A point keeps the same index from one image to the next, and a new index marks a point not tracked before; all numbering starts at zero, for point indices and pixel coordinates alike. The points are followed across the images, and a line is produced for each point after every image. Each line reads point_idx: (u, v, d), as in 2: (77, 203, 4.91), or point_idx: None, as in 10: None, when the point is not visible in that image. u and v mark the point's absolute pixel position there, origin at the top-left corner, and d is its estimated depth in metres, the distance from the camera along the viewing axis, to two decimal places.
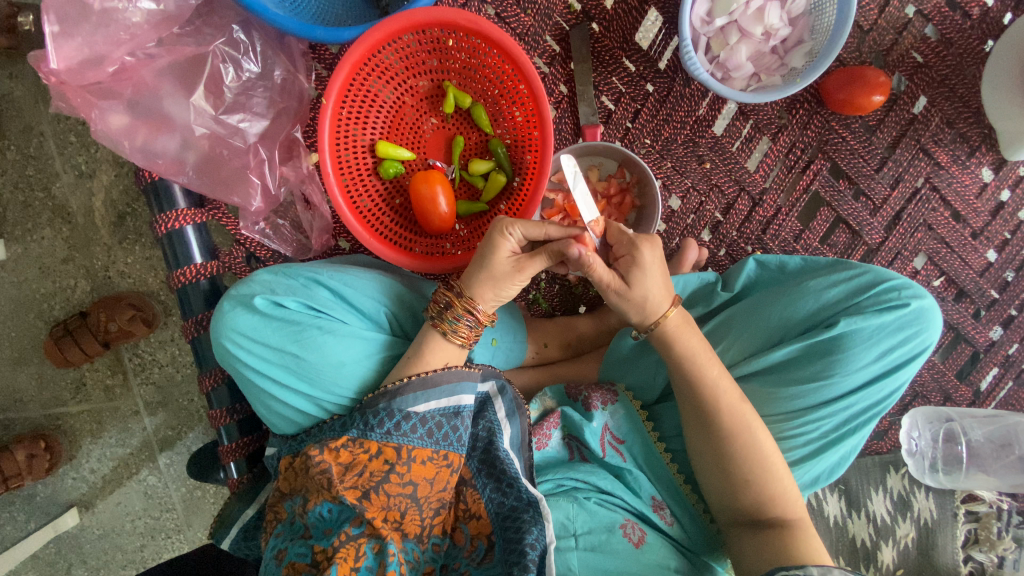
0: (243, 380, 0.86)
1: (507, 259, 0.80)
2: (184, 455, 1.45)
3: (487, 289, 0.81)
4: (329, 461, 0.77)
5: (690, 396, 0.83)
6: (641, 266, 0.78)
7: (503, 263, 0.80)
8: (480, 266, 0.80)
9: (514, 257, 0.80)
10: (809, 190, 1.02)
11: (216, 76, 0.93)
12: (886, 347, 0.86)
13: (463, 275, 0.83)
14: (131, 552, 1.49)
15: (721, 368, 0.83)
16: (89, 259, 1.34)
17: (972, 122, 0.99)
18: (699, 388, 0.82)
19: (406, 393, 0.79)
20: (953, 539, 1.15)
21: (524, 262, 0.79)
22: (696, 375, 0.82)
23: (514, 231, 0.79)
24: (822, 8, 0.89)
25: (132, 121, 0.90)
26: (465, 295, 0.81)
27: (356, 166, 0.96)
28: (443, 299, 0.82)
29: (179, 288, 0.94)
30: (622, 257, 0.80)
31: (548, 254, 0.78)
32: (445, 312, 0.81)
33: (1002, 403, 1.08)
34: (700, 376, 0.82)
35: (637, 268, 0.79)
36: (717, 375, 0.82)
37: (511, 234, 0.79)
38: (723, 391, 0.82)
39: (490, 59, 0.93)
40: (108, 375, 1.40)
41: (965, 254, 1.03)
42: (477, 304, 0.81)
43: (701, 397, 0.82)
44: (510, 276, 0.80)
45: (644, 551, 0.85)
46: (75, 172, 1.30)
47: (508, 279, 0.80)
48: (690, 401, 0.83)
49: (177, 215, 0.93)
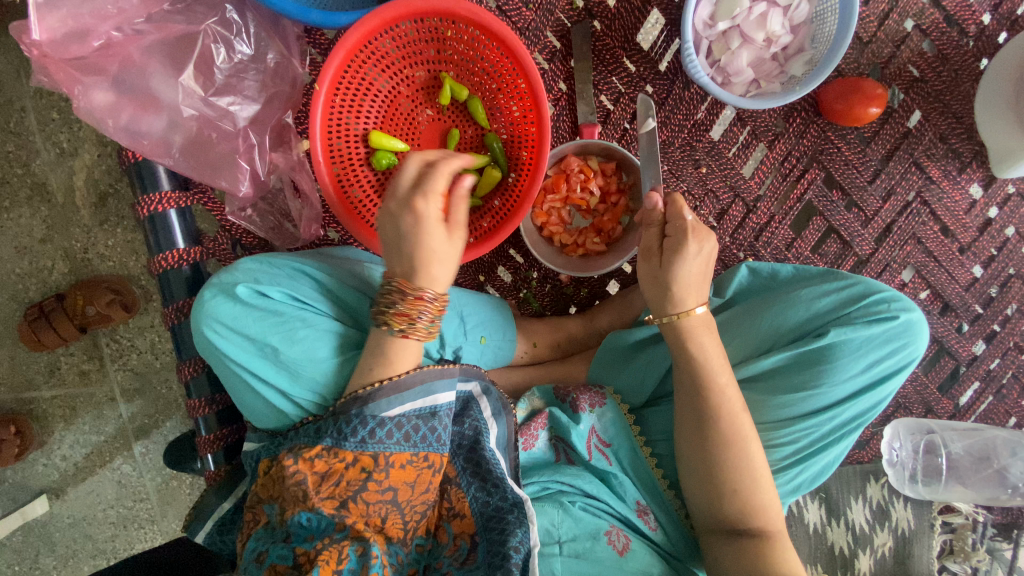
0: (221, 372, 0.83)
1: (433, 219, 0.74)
2: (160, 444, 1.42)
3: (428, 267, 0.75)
4: (304, 471, 0.74)
5: (694, 398, 0.83)
6: (682, 257, 0.81)
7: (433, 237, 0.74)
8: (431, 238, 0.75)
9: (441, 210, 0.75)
10: (803, 200, 1.03)
11: (207, 55, 0.90)
12: (873, 359, 0.86)
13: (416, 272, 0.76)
14: (102, 542, 1.45)
15: (729, 377, 0.83)
16: (68, 240, 1.30)
17: (964, 138, 1.00)
18: (705, 392, 0.82)
19: (379, 398, 0.76)
20: (928, 548, 1.17)
21: (452, 224, 0.76)
22: (705, 377, 0.82)
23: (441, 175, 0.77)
24: (823, 17, 0.89)
25: (117, 98, 0.86)
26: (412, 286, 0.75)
27: (349, 155, 0.94)
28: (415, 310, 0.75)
29: (159, 273, 0.93)
30: (668, 239, 0.82)
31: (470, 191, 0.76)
32: (399, 310, 0.75)
33: (980, 416, 1.09)
34: (708, 380, 0.82)
35: (681, 254, 0.81)
36: (725, 381, 0.82)
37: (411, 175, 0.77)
38: (729, 398, 0.82)
39: (488, 49, 0.91)
40: (84, 359, 1.36)
41: (952, 268, 1.05)
42: (428, 287, 0.75)
43: (707, 402, 0.82)
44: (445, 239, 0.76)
45: (626, 560, 0.84)
46: (56, 150, 1.26)
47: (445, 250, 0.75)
48: (693, 403, 0.83)
49: (160, 198, 0.91)
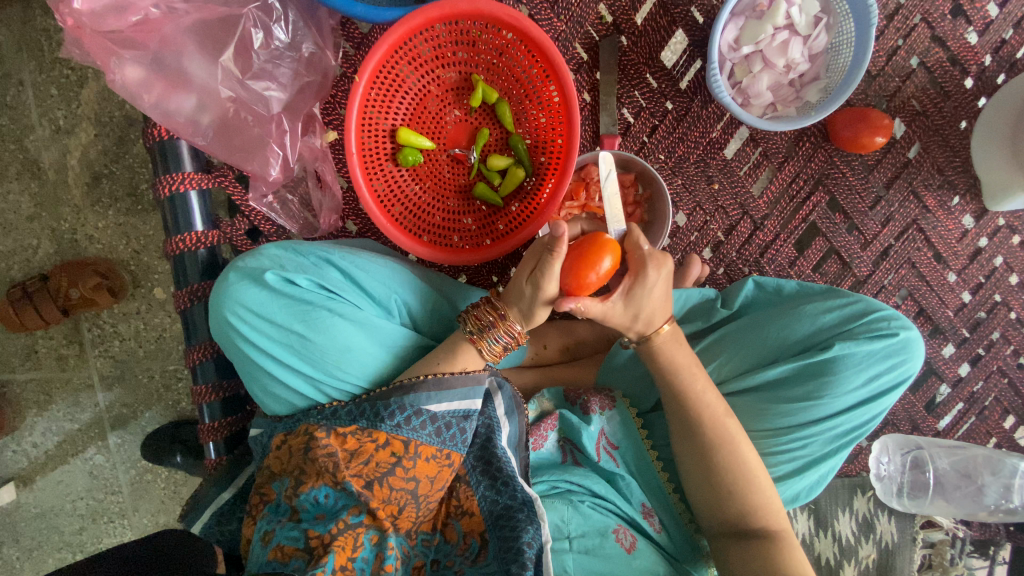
0: (239, 357, 0.84)
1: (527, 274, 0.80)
2: (137, 436, 1.37)
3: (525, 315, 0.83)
4: (335, 446, 0.75)
5: (678, 407, 0.85)
6: (647, 285, 0.78)
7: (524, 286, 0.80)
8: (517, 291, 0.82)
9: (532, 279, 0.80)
10: (807, 220, 1.07)
11: (246, 40, 0.89)
12: (872, 373, 0.90)
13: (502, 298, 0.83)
14: (68, 535, 1.40)
15: (706, 383, 0.86)
16: (56, 220, 1.26)
17: (960, 171, 1.06)
18: (684, 402, 0.85)
19: (420, 390, 0.78)
20: (910, 561, 1.21)
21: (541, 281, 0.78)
22: (686, 389, 0.84)
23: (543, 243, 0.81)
24: (838, 49, 0.94)
25: (149, 75, 0.85)
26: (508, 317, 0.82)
27: (377, 151, 0.96)
28: (485, 316, 0.81)
29: (175, 254, 0.93)
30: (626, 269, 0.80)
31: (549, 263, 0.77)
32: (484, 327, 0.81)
33: (964, 434, 1.15)
34: (687, 387, 0.84)
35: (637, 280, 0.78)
36: (703, 389, 0.85)
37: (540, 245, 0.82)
38: (707, 403, 0.84)
39: (521, 56, 0.94)
40: (63, 344, 1.32)
41: (942, 293, 1.10)
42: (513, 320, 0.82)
43: (690, 407, 0.84)
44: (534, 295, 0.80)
45: (634, 557, 0.87)
46: (52, 127, 1.23)
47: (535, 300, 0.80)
48: (679, 414, 0.86)
49: (182, 177, 0.91)
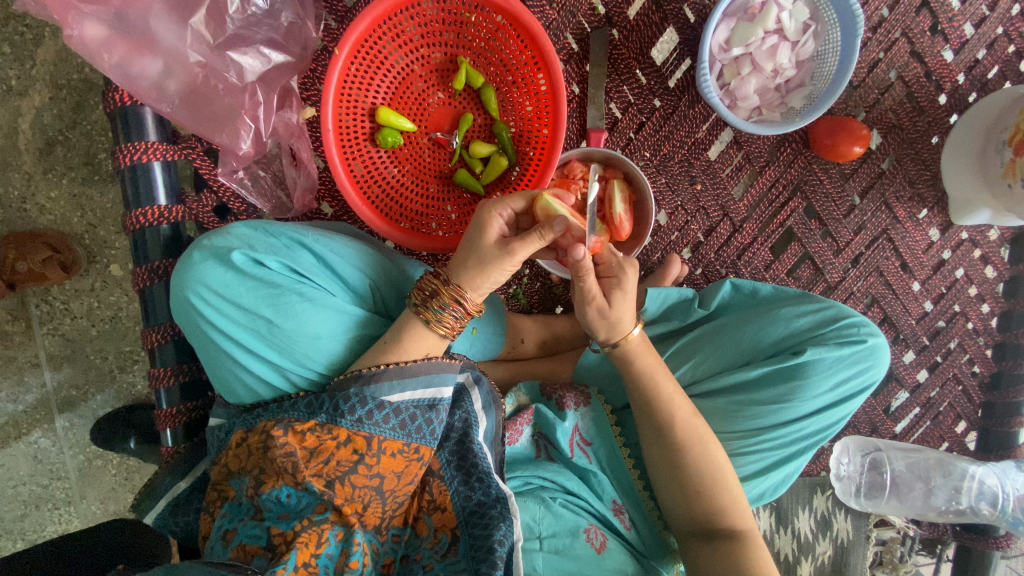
0: (202, 340, 0.79)
1: (495, 240, 0.77)
2: (86, 420, 1.30)
3: (475, 277, 0.77)
4: (293, 444, 0.70)
5: (649, 412, 0.86)
6: (624, 290, 0.82)
7: (488, 246, 0.77)
8: (468, 252, 0.77)
9: (501, 240, 0.77)
10: (785, 225, 1.09)
11: (219, 5, 0.84)
12: (840, 378, 0.92)
13: (450, 262, 0.79)
14: (8, 521, 1.32)
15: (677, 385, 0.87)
16: (4, 186, 1.17)
17: (930, 184, 1.09)
18: (655, 402, 0.85)
19: (381, 380, 0.74)
20: (863, 558, 1.27)
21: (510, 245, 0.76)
22: (657, 388, 0.85)
23: (503, 211, 0.78)
24: (824, 57, 0.95)
25: (111, 34, 0.80)
26: (452, 282, 0.77)
27: (355, 130, 0.92)
28: (428, 287, 0.78)
29: (134, 229, 0.88)
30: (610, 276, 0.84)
31: (535, 235, 0.74)
32: (432, 297, 0.77)
33: (918, 438, 1.21)
34: (660, 389, 0.85)
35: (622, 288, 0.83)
36: (673, 389, 0.86)
37: (500, 214, 0.78)
38: (677, 406, 0.85)
39: (510, 41, 0.92)
40: (7, 320, 1.22)
41: (907, 301, 1.15)
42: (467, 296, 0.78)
43: (661, 411, 0.85)
44: (498, 259, 0.76)
45: (604, 557, 0.86)
46: (2, 86, 1.13)
47: (496, 265, 0.77)
48: (651, 416, 0.86)
49: (145, 147, 0.86)
